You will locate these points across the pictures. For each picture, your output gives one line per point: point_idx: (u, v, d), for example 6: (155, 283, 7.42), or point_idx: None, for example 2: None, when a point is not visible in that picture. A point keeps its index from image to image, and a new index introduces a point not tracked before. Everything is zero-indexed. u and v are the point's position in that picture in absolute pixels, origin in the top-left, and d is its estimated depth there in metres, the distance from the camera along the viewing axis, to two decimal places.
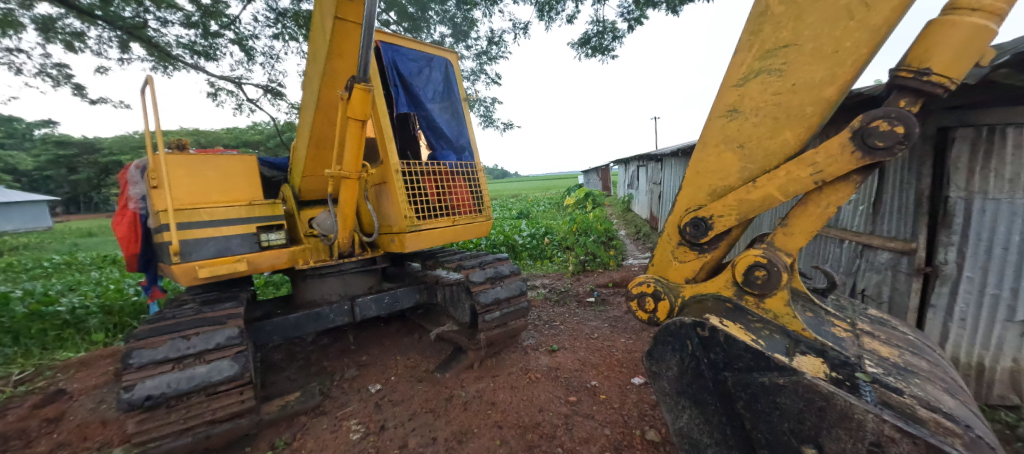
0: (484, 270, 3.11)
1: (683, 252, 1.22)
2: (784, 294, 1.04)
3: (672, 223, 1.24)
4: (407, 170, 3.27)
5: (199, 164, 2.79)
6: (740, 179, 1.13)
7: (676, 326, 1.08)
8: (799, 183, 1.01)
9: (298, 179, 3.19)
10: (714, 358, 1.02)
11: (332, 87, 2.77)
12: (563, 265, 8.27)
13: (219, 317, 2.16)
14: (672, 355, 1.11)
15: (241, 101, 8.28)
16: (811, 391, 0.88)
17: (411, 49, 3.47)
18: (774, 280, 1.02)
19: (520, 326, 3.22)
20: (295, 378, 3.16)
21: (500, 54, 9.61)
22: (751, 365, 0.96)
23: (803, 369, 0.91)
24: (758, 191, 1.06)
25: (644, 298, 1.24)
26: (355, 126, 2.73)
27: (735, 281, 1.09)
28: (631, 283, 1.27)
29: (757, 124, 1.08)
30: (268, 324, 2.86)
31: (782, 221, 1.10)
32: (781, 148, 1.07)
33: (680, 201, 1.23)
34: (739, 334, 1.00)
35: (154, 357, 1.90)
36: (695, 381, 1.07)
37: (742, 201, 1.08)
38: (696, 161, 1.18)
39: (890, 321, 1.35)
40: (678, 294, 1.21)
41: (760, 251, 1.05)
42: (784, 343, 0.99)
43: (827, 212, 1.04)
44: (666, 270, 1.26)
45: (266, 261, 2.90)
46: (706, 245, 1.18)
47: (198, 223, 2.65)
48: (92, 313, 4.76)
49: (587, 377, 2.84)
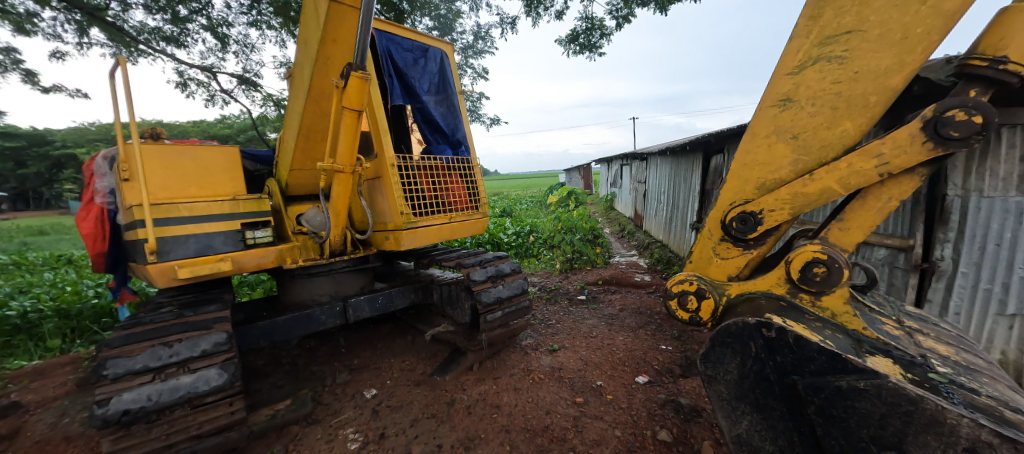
0: (485, 268, 2.96)
1: (726, 249, 1.22)
2: (844, 292, 1.06)
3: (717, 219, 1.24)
4: (403, 165, 3.13)
5: (176, 155, 2.56)
6: (792, 172, 1.15)
7: (738, 328, 1.09)
8: (864, 175, 1.05)
9: (286, 173, 2.99)
10: (781, 360, 1.03)
11: (324, 74, 2.60)
12: (551, 263, 8.23)
13: (205, 321, 1.97)
14: (731, 357, 1.12)
15: (212, 92, 7.82)
16: (897, 395, 0.87)
17: (407, 38, 3.31)
18: (835, 277, 1.03)
19: (521, 326, 3.07)
20: (282, 384, 2.97)
21: (486, 50, 9.48)
22: (825, 367, 0.96)
23: (882, 370, 0.92)
24: (816, 184, 1.10)
25: (686, 296, 1.22)
26: (350, 116, 2.58)
27: (790, 278, 1.10)
28: (671, 281, 1.24)
29: (814, 113, 1.10)
30: (255, 328, 2.66)
31: (839, 216, 1.16)
32: (839, 139, 1.09)
33: (726, 194, 1.24)
34: (806, 335, 1.00)
35: (131, 367, 1.70)
36: (759, 383, 1.07)
37: (798, 195, 1.11)
38: (746, 152, 1.18)
39: (929, 318, 1.35)
40: (723, 293, 1.21)
41: (818, 246, 1.05)
42: (850, 343, 0.99)
43: (888, 205, 1.09)
44: (706, 268, 1.26)
45: (253, 260, 2.71)
46: (752, 241, 1.19)
47: (177, 219, 2.43)
48: (48, 317, 4.35)
49: (591, 377, 2.77)
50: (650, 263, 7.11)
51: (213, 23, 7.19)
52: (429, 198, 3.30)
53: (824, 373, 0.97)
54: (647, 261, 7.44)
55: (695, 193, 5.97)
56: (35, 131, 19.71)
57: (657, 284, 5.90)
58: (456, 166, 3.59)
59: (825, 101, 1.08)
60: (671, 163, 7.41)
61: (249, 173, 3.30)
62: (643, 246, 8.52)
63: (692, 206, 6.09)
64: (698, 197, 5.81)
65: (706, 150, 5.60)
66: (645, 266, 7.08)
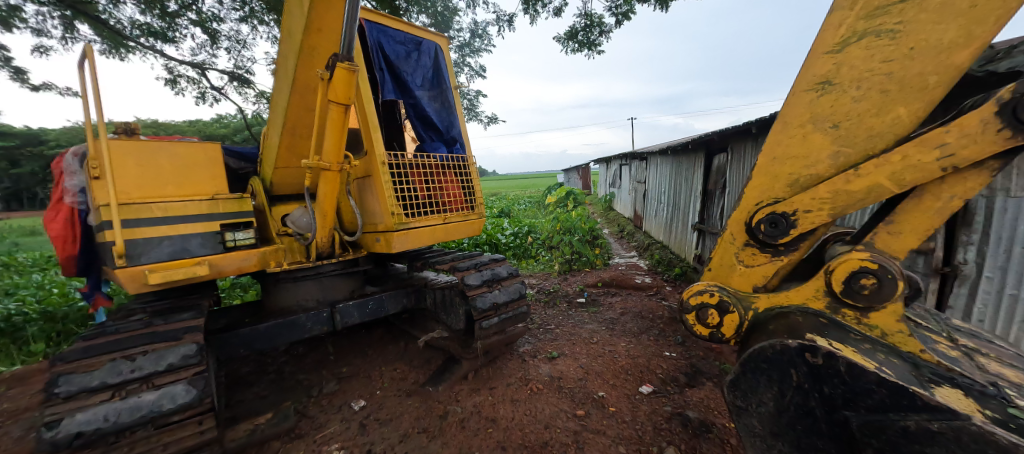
0: (480, 272, 2.81)
1: (751, 255, 1.11)
2: (897, 309, 0.94)
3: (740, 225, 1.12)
4: (394, 163, 2.98)
5: (149, 152, 2.39)
6: (831, 167, 1.02)
7: (775, 352, 0.96)
8: (925, 169, 0.92)
9: (270, 171, 2.83)
10: (829, 392, 0.89)
11: (309, 66, 2.44)
12: (549, 264, 8.09)
13: (173, 332, 1.81)
14: (767, 387, 0.99)
15: (203, 89, 7.64)
16: (982, 441, 0.71)
17: (398, 30, 3.15)
18: (887, 289, 0.92)
19: (518, 333, 2.90)
20: (266, 395, 2.81)
21: (483, 48, 9.34)
22: (886, 403, 0.82)
23: (956, 407, 0.77)
24: (861, 181, 0.98)
25: (706, 310, 1.11)
26: (337, 111, 2.43)
27: (831, 289, 0.99)
28: (688, 292, 1.14)
29: (859, 98, 0.97)
30: (235, 336, 2.50)
31: (889, 218, 1.02)
32: (890, 127, 0.95)
33: (751, 195, 1.11)
34: (860, 361, 0.87)
35: (86, 384, 1.54)
36: (803, 418, 0.94)
37: (839, 193, 0.99)
38: (776, 143, 1.06)
39: (984, 334, 1.22)
40: (748, 307, 1.10)
41: (867, 255, 0.95)
42: (909, 369, 0.87)
43: (949, 204, 0.95)
44: (729, 278, 1.15)
45: (233, 264, 2.55)
46: (783, 247, 1.08)
47: (148, 220, 2.27)
48: (32, 320, 4.19)
49: (592, 387, 2.62)
50: (650, 264, 6.97)
51: (203, 18, 7.01)
52: (422, 198, 3.14)
53: (884, 405, 0.83)
54: (647, 262, 7.30)
55: (697, 193, 5.83)
56: (28, 130, 19.48)
57: (658, 286, 5.76)
58: (451, 165, 3.42)
59: (872, 83, 0.94)
60: (672, 163, 7.27)
61: (232, 171, 3.13)
62: (643, 247, 8.39)
63: (693, 206, 5.95)
64: (700, 198, 5.67)
65: (708, 150, 5.46)
66: (645, 267, 6.94)
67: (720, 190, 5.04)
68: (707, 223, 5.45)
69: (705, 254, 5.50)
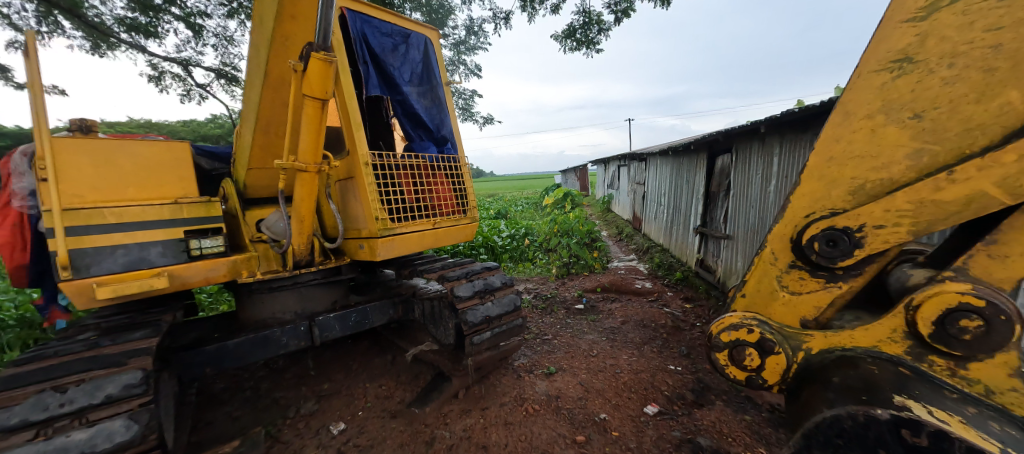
0: (471, 282, 2.57)
1: (800, 280, 1.01)
2: (1008, 360, 0.78)
3: (783, 244, 1.02)
4: (379, 164, 2.76)
5: (107, 151, 2.16)
6: (912, 170, 0.86)
7: (851, 420, 0.78)
8: None
9: (243, 173, 2.61)
10: None
11: (282, 56, 2.23)
12: (547, 268, 7.87)
13: (116, 356, 1.58)
14: None
15: (189, 86, 7.37)
16: None
17: (385, 22, 2.93)
18: (1000, 336, 0.76)
19: (513, 347, 2.67)
20: (238, 416, 2.58)
21: (479, 46, 9.13)
22: None
23: None
24: (957, 188, 0.80)
25: (747, 348, 1.01)
26: (314, 106, 2.21)
27: (918, 330, 0.84)
28: (722, 325, 1.04)
29: (952, 80, 0.80)
30: (200, 354, 2.27)
31: (992, 236, 0.84)
32: (996, 116, 0.76)
33: (799, 208, 0.99)
34: (974, 439, 0.69)
35: (4, 423, 1.33)
36: None
37: (928, 204, 0.83)
38: (840, 139, 0.92)
39: None
40: (798, 345, 1.00)
41: (971, 288, 0.78)
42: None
43: None
44: (770, 306, 1.06)
45: (199, 275, 2.32)
46: (840, 272, 0.97)
47: (99, 227, 2.04)
48: (9, 327, 3.89)
49: (593, 408, 2.41)
50: (650, 268, 6.77)
51: (187, 13, 6.75)
52: (410, 201, 2.93)
53: None
54: (647, 266, 7.10)
55: (699, 195, 5.63)
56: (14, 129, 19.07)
57: (659, 292, 5.56)
58: (442, 165, 3.20)
59: (972, 58, 0.77)
60: (672, 164, 7.08)
61: (204, 172, 2.90)
62: (642, 250, 8.19)
63: (695, 209, 5.76)
64: (702, 200, 5.47)
65: (711, 151, 5.27)
66: (645, 271, 6.74)
67: (723, 193, 4.85)
68: (709, 226, 5.26)
69: (708, 258, 5.31)
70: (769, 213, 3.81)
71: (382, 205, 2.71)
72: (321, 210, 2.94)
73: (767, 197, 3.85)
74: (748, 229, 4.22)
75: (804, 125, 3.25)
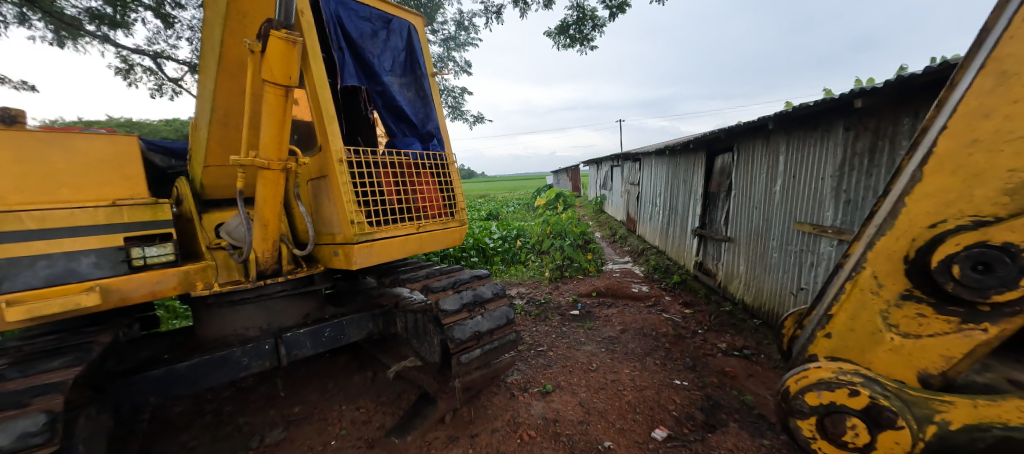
0: (459, 293, 2.30)
1: (912, 322, 0.87)
2: None
3: (890, 268, 0.88)
4: (355, 161, 2.47)
5: (34, 144, 1.83)
6: None
7: None
8: None
9: (199, 169, 2.30)
10: None
11: (238, 36, 1.93)
12: (540, 271, 7.64)
13: None
14: None
15: (161, 81, 6.94)
16: None
17: (363, 4, 2.65)
18: None
19: (506, 365, 2.40)
20: (193, 448, 2.26)
21: (469, 42, 8.87)
22: None
23: None
24: None
25: (851, 419, 0.86)
26: (276, 95, 1.92)
27: None
28: (809, 384, 0.92)
29: None
30: (143, 380, 1.95)
31: None
32: None
33: (905, 231, 0.85)
34: None
35: None
36: None
37: None
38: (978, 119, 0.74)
39: None
40: (922, 414, 0.84)
41: None
42: None
43: None
44: (872, 355, 0.92)
45: (143, 288, 2.01)
46: (981, 310, 0.79)
47: (17, 234, 1.70)
48: None
49: (595, 434, 2.16)
50: (646, 271, 6.58)
51: (158, 2, 6.34)
52: (393, 203, 2.64)
53: None
54: (643, 268, 6.91)
55: (697, 196, 5.45)
56: None
57: (656, 296, 5.36)
58: (428, 164, 2.93)
59: None
60: (668, 164, 6.91)
61: (158, 169, 2.55)
62: (637, 252, 8.01)
63: (694, 210, 5.57)
64: (700, 201, 5.30)
65: (709, 150, 5.09)
66: (641, 274, 6.55)
67: (724, 193, 4.67)
68: (709, 228, 5.08)
69: (707, 261, 5.13)
70: (774, 215, 3.63)
71: (359, 207, 2.42)
72: (292, 212, 2.64)
73: (771, 198, 3.67)
74: (751, 231, 4.04)
75: (814, 121, 3.06)
